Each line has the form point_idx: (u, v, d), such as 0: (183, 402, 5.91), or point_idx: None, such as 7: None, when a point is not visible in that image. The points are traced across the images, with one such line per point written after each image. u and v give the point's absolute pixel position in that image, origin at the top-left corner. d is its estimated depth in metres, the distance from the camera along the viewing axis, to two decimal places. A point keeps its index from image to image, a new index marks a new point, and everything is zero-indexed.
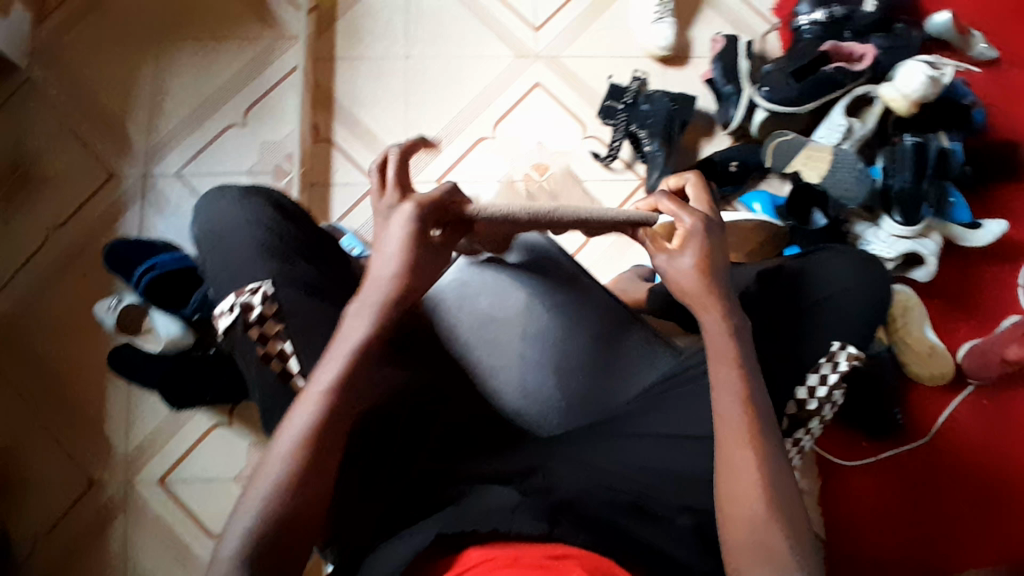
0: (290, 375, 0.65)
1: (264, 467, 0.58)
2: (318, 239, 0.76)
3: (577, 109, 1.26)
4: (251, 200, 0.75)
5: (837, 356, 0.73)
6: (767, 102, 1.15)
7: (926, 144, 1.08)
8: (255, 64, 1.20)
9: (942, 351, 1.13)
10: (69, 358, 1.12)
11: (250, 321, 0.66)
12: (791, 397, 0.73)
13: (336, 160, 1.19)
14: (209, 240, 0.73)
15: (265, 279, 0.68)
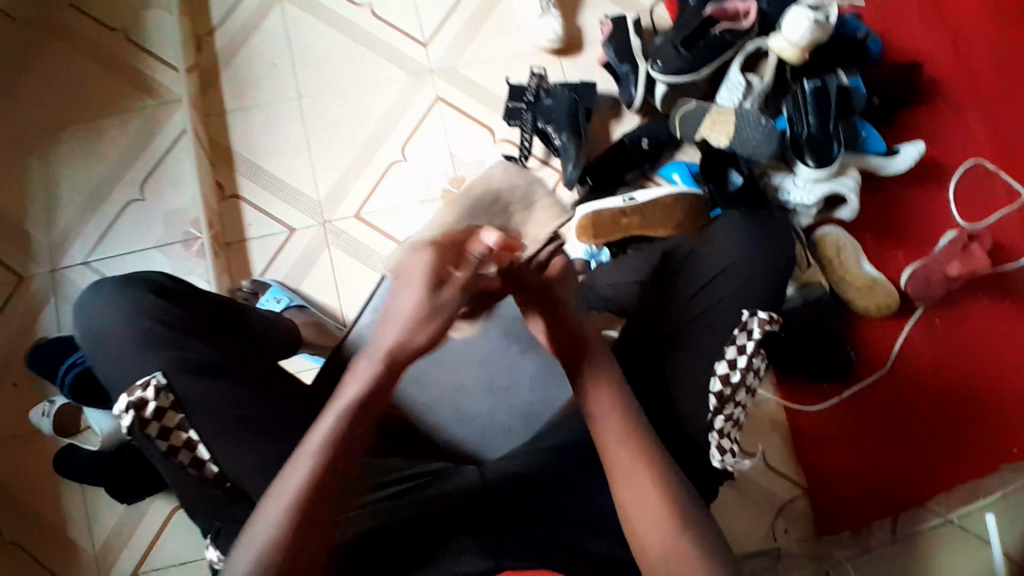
0: (202, 463, 0.66)
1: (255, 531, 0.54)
2: (205, 312, 0.77)
3: (482, 116, 1.23)
4: (127, 289, 0.75)
5: (749, 324, 0.73)
6: (665, 75, 1.14)
7: (824, 85, 1.09)
8: (144, 136, 1.16)
9: (883, 283, 1.13)
10: (12, 474, 1.08)
11: (147, 417, 0.65)
12: (712, 373, 0.72)
13: (246, 213, 1.17)
14: (94, 342, 0.73)
15: (156, 371, 0.68)
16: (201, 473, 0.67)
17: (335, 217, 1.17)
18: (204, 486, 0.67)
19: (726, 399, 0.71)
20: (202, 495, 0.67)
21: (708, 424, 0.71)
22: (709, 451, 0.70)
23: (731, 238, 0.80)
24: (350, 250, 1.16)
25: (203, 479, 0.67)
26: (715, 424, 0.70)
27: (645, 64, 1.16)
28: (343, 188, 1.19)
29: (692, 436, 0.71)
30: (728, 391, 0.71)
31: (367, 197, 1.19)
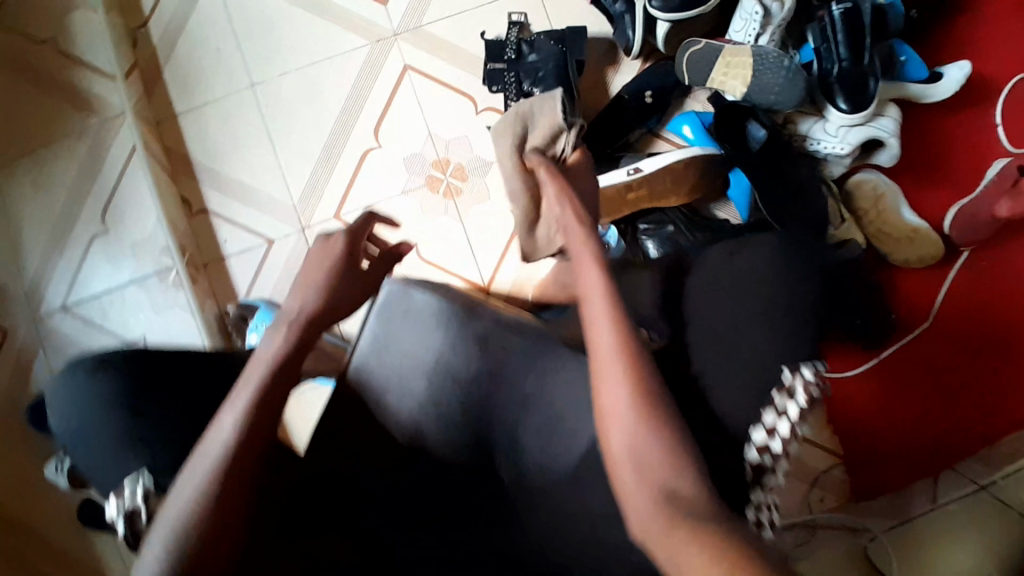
0: None
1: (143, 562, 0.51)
2: (183, 392, 0.66)
3: (460, 83, 1.07)
4: (99, 381, 0.64)
5: (793, 382, 0.60)
6: (665, 13, 0.95)
7: (857, 8, 0.91)
8: (95, 157, 1.05)
9: (926, 230, 1.01)
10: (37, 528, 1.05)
11: (142, 530, 0.57)
12: (748, 441, 0.60)
13: (219, 228, 1.08)
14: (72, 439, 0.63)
15: (141, 471, 0.59)
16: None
17: (314, 221, 1.08)
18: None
19: (765, 472, 0.59)
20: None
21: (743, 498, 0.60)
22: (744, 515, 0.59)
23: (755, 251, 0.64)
24: None
25: None
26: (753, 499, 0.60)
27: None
28: (317, 187, 1.08)
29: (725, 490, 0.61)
30: (767, 463, 0.59)
31: (344, 195, 1.08)
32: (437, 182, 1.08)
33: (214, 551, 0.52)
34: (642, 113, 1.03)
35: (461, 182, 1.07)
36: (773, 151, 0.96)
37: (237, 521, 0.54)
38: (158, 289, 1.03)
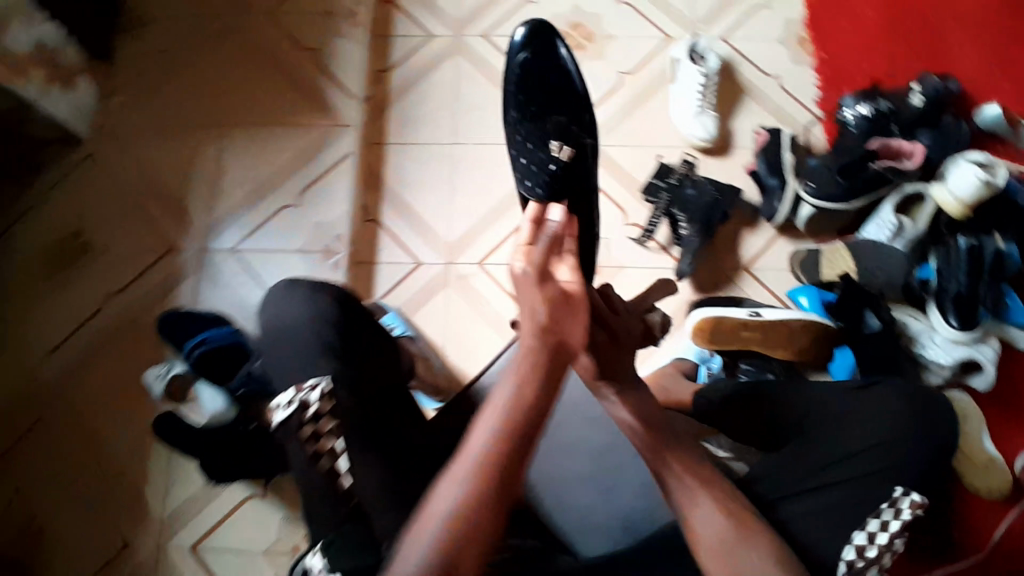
0: (337, 475, 0.73)
1: (416, 542, 0.53)
2: (354, 339, 0.85)
3: (619, 197, 1.25)
4: (316, 300, 0.87)
5: (899, 503, 0.69)
6: (814, 198, 1.13)
7: (981, 247, 1.02)
8: (313, 149, 1.27)
9: (1003, 465, 1.02)
10: (116, 423, 1.16)
11: (307, 418, 0.74)
12: (848, 540, 0.67)
13: (382, 239, 1.26)
14: (274, 332, 0.85)
15: (324, 376, 0.77)
16: (335, 484, 0.73)
17: (460, 260, 1.25)
18: (334, 498, 0.73)
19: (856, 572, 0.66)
20: (326, 505, 0.73)
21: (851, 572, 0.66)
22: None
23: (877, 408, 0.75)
24: (467, 296, 1.23)
25: (338, 496, 0.73)
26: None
27: (793, 181, 1.16)
28: (471, 238, 1.26)
29: None
30: (860, 564, 0.66)
31: (491, 251, 1.25)
32: None
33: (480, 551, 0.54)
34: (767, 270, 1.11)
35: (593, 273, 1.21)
36: (888, 344, 1.02)
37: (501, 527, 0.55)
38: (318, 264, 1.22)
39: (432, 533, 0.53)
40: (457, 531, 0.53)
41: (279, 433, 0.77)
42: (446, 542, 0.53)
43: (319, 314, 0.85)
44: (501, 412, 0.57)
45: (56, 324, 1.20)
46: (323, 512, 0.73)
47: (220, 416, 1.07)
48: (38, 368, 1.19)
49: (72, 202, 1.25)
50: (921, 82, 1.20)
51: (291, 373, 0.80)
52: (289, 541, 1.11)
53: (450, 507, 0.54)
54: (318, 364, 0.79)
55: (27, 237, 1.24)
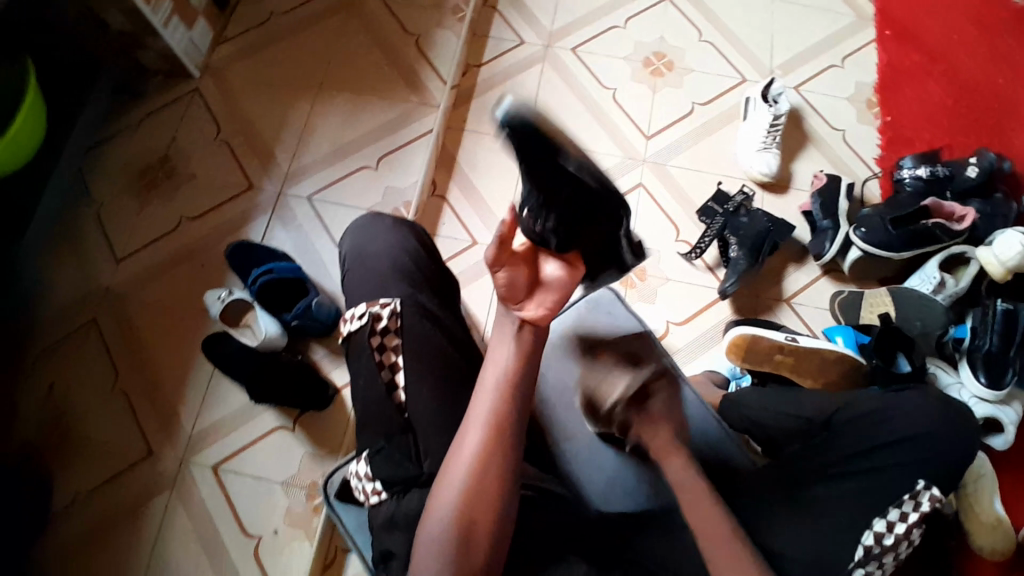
0: (395, 388, 0.78)
1: (446, 488, 0.64)
2: (429, 271, 0.90)
3: (674, 215, 1.31)
4: (398, 230, 0.92)
5: (920, 496, 0.72)
6: (863, 242, 1.16)
7: (1017, 312, 1.02)
8: (398, 121, 1.37)
9: (1011, 529, 0.92)
10: (162, 336, 1.20)
11: (376, 330, 0.80)
12: (868, 526, 0.71)
13: (445, 214, 1.33)
14: (355, 254, 0.90)
15: (396, 298, 0.83)
16: (389, 395, 0.78)
17: None
18: (387, 411, 0.77)
19: (872, 557, 0.70)
20: (379, 416, 0.77)
21: (865, 557, 0.70)
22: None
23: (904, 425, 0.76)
24: None
25: (393, 407, 0.77)
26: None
27: (846, 227, 1.21)
28: None
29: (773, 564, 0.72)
30: (877, 550, 0.70)
31: None
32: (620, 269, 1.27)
33: (492, 493, 0.64)
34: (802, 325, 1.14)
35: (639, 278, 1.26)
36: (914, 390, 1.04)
37: (506, 473, 0.65)
38: None
39: (455, 479, 0.64)
40: (472, 479, 0.64)
41: (346, 345, 0.83)
42: (457, 506, 0.63)
43: (401, 244, 0.90)
44: (497, 379, 0.69)
45: (130, 236, 1.27)
46: (374, 423, 0.78)
47: (272, 343, 1.13)
48: (104, 272, 1.24)
49: (170, 131, 1.35)
50: (977, 157, 1.22)
51: (360, 293, 0.86)
52: (308, 477, 1.11)
53: (459, 481, 0.64)
54: (387, 289, 0.84)
55: (123, 155, 1.34)
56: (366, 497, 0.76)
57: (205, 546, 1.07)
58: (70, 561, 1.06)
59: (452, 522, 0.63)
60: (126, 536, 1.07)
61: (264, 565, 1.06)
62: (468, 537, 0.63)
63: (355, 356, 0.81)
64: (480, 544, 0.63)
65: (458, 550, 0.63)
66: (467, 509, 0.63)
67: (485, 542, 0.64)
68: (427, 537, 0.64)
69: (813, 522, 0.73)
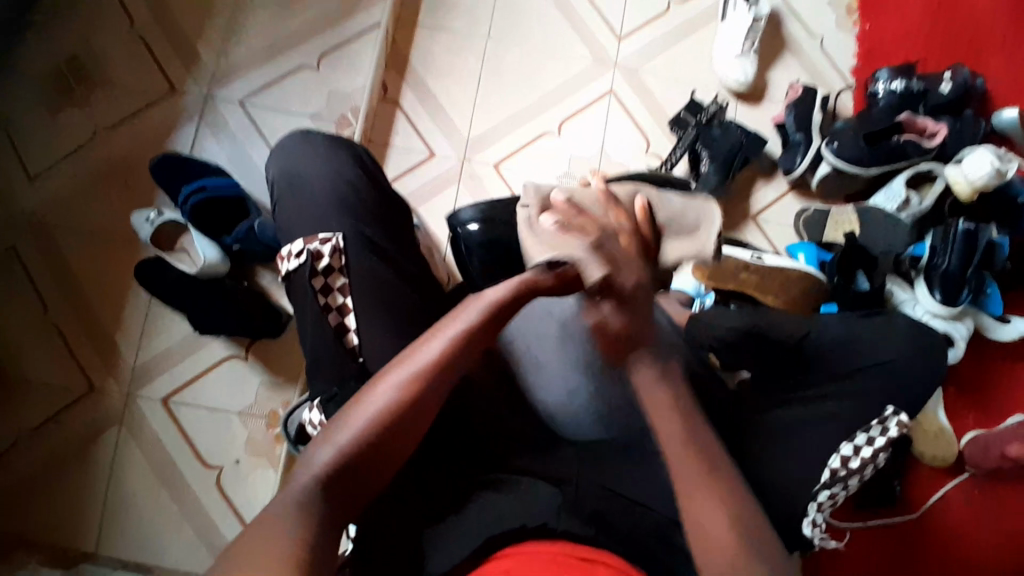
0: (346, 331, 0.71)
1: (359, 413, 0.61)
2: (375, 201, 0.82)
3: (645, 126, 1.24)
4: (336, 154, 0.84)
5: (888, 421, 0.72)
6: (835, 156, 1.12)
7: (978, 233, 1.02)
8: (342, 13, 1.21)
9: (952, 435, 1.02)
10: (89, 263, 1.09)
11: (317, 270, 0.73)
12: (835, 450, 0.70)
13: (398, 121, 1.22)
14: (288, 179, 0.81)
15: (336, 233, 0.76)
16: (341, 340, 0.71)
17: (476, 159, 1.22)
18: (340, 355, 0.71)
19: (839, 479, 0.69)
20: (331, 358, 0.71)
21: (827, 479, 0.69)
22: (801, 517, 0.68)
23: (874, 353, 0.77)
24: (477, 196, 1.20)
25: (345, 351, 0.71)
26: (818, 497, 0.68)
27: (817, 142, 1.16)
28: (492, 137, 1.22)
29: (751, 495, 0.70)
30: (843, 473, 0.69)
31: (510, 154, 1.22)
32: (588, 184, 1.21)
33: (404, 434, 0.62)
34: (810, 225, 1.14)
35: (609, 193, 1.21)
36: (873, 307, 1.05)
37: (427, 419, 0.64)
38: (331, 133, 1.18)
39: (372, 404, 0.61)
40: (392, 414, 0.61)
41: (287, 284, 0.76)
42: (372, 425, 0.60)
43: (339, 172, 0.82)
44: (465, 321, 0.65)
45: (39, 149, 1.12)
46: (328, 367, 0.71)
47: (213, 270, 1.02)
48: (16, 191, 1.10)
49: (73, 22, 1.16)
50: (952, 72, 1.19)
51: (299, 228, 0.78)
52: (267, 406, 1.05)
53: (377, 407, 0.61)
54: (338, 221, 0.77)
55: (25, 52, 1.15)
56: None
57: (160, 479, 1.02)
58: (18, 501, 1.00)
59: (361, 437, 0.60)
60: (76, 474, 1.02)
61: (228, 495, 1.02)
62: (367, 456, 0.60)
63: (298, 299, 0.74)
64: (370, 467, 0.60)
65: (338, 478, 0.58)
66: (371, 441, 0.60)
67: (377, 466, 0.61)
68: (313, 454, 0.59)
69: (778, 451, 0.71)
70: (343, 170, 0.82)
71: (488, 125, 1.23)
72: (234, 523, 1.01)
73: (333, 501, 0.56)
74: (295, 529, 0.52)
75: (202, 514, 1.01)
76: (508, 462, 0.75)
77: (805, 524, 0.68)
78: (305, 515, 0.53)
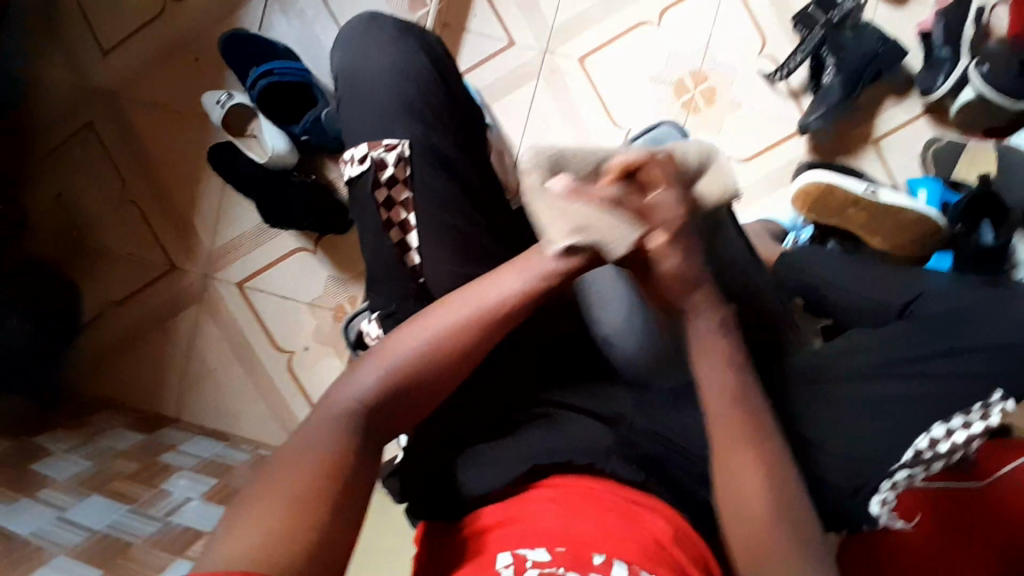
0: (407, 251, 0.68)
1: (408, 339, 0.59)
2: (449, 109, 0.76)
3: (762, 19, 1.07)
4: (412, 44, 0.76)
5: (992, 406, 0.65)
6: (981, 83, 0.93)
7: None
8: None
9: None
10: (163, 144, 1.10)
11: (380, 180, 0.69)
12: (925, 430, 0.65)
13: (476, 1, 1.10)
14: (356, 71, 0.74)
15: (403, 139, 0.70)
16: (401, 257, 0.69)
17: (559, 51, 1.09)
18: (400, 274, 0.68)
19: (921, 460, 0.64)
20: (391, 277, 0.69)
21: (906, 462, 0.65)
22: (872, 495, 0.65)
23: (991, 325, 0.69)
24: (557, 92, 1.10)
25: (406, 270, 0.69)
26: (893, 475, 0.65)
27: (967, 60, 0.96)
28: (581, 25, 1.09)
29: (820, 464, 0.66)
30: (928, 455, 0.64)
31: (599, 46, 1.09)
32: (683, 88, 1.08)
33: (448, 376, 0.60)
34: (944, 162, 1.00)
35: (705, 101, 1.08)
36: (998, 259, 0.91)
37: (473, 363, 0.61)
38: (402, 12, 1.09)
39: (424, 330, 0.60)
40: (439, 350, 0.59)
41: (351, 189, 0.73)
42: (421, 356, 0.58)
43: (410, 67, 0.74)
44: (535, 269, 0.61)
45: (112, 20, 1.10)
46: (389, 284, 0.69)
47: (283, 160, 1.00)
48: (93, 65, 1.11)
49: None
50: None
51: (365, 131, 0.72)
52: (335, 299, 1.08)
53: (423, 339, 0.59)
54: (408, 122, 0.71)
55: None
56: None
57: (237, 356, 1.10)
58: (114, 361, 1.11)
59: (407, 364, 0.58)
60: (160, 344, 1.11)
61: (297, 376, 1.09)
62: (410, 385, 0.58)
63: (360, 207, 0.71)
64: (411, 401, 0.59)
65: (375, 405, 0.57)
66: (415, 374, 0.58)
67: (421, 398, 0.59)
68: (358, 374, 0.58)
69: (854, 421, 0.67)
70: (416, 64, 0.75)
71: (577, 11, 1.09)
72: (301, 401, 1.09)
73: (371, 426, 0.56)
74: (334, 445, 0.53)
75: (274, 390, 1.09)
76: (570, 398, 0.70)
77: (873, 501, 0.65)
78: (336, 441, 0.53)
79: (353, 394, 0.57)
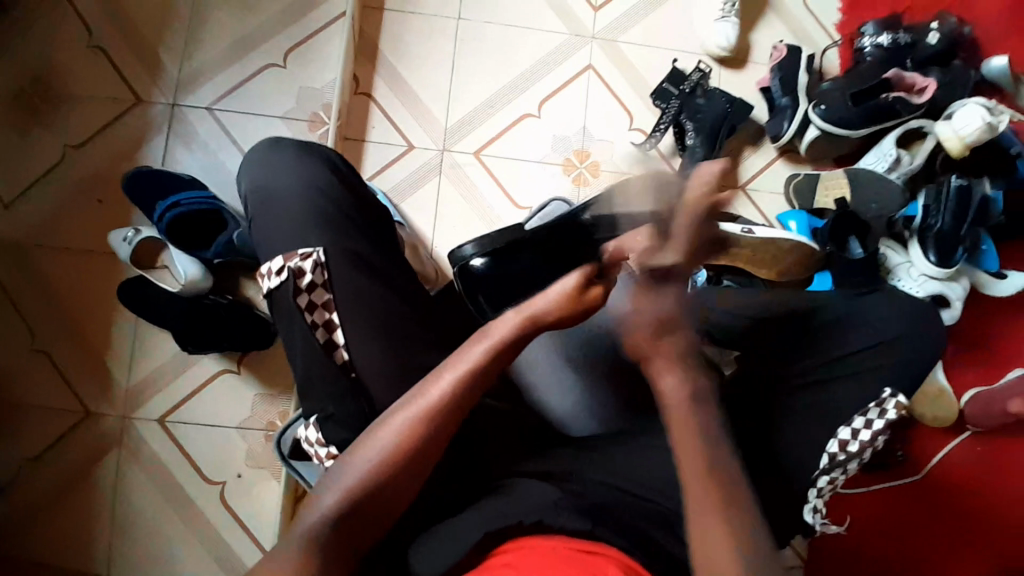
0: (335, 348, 0.68)
1: (361, 452, 0.59)
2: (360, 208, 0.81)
3: (626, 98, 1.20)
4: (309, 160, 0.79)
5: (886, 403, 0.72)
6: (822, 121, 1.09)
7: (970, 190, 0.99)
8: (301, 8, 1.19)
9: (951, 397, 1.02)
10: (71, 288, 1.08)
11: (301, 287, 0.69)
12: (833, 435, 0.72)
13: (373, 114, 1.19)
14: (263, 193, 0.77)
15: (317, 246, 0.72)
16: (331, 356, 0.69)
17: (455, 148, 1.18)
18: (331, 369, 0.68)
19: (837, 464, 0.71)
20: (320, 373, 0.69)
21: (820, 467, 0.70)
22: (804, 503, 0.71)
23: (863, 329, 0.77)
24: (459, 185, 1.17)
25: (336, 368, 0.68)
26: (817, 483, 0.71)
27: (805, 105, 1.12)
28: (471, 124, 1.19)
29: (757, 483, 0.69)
30: (841, 458, 0.71)
31: (490, 139, 1.19)
32: (571, 167, 1.19)
33: (412, 479, 0.60)
34: (804, 197, 1.12)
35: (594, 174, 1.18)
36: (866, 273, 1.04)
37: (434, 461, 0.61)
38: (304, 133, 1.16)
39: (377, 440, 0.59)
40: (396, 457, 0.59)
41: (269, 302, 0.72)
42: (379, 464, 0.58)
43: (314, 181, 0.78)
44: (474, 356, 0.62)
45: (10, 175, 1.11)
46: (318, 381, 0.69)
47: (196, 286, 0.98)
48: None
49: (35, 42, 1.14)
50: (939, 22, 1.12)
51: (279, 241, 0.74)
52: (266, 417, 1.05)
53: (379, 449, 0.59)
54: (320, 230, 0.73)
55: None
56: (322, 462, 0.69)
57: (164, 499, 1.03)
58: (26, 529, 1.01)
59: (365, 482, 0.58)
60: (78, 499, 1.02)
61: (235, 507, 1.03)
62: (369, 509, 0.58)
63: (284, 318, 0.71)
64: (379, 513, 0.58)
65: (340, 527, 0.56)
66: (377, 485, 0.58)
67: (384, 512, 0.59)
68: (319, 500, 0.58)
69: None
70: (319, 175, 0.78)
71: (467, 112, 1.20)
72: (241, 536, 1.02)
73: (337, 547, 0.55)
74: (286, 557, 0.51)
75: (210, 530, 1.02)
76: (513, 468, 0.70)
77: (807, 509, 0.71)
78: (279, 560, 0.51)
79: (316, 519, 0.56)
